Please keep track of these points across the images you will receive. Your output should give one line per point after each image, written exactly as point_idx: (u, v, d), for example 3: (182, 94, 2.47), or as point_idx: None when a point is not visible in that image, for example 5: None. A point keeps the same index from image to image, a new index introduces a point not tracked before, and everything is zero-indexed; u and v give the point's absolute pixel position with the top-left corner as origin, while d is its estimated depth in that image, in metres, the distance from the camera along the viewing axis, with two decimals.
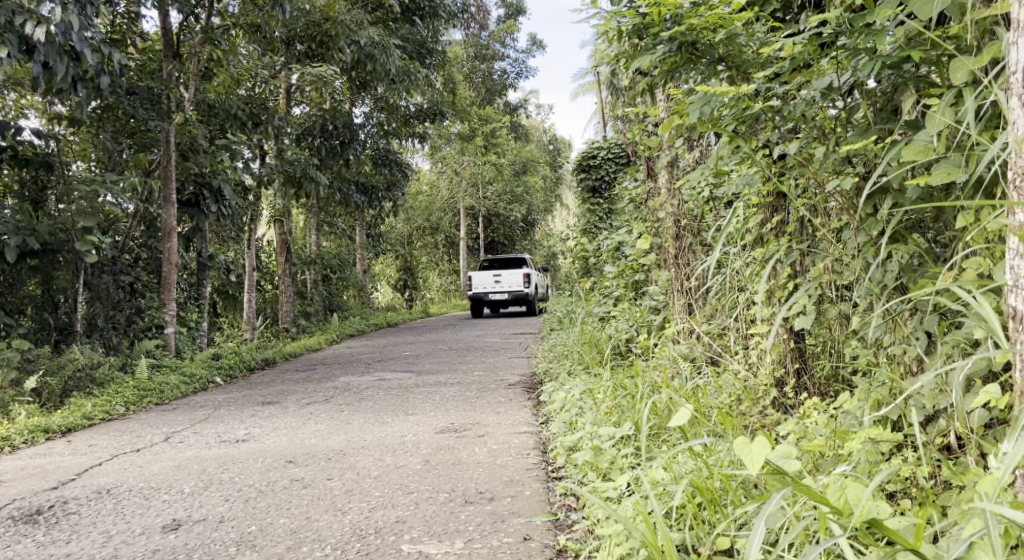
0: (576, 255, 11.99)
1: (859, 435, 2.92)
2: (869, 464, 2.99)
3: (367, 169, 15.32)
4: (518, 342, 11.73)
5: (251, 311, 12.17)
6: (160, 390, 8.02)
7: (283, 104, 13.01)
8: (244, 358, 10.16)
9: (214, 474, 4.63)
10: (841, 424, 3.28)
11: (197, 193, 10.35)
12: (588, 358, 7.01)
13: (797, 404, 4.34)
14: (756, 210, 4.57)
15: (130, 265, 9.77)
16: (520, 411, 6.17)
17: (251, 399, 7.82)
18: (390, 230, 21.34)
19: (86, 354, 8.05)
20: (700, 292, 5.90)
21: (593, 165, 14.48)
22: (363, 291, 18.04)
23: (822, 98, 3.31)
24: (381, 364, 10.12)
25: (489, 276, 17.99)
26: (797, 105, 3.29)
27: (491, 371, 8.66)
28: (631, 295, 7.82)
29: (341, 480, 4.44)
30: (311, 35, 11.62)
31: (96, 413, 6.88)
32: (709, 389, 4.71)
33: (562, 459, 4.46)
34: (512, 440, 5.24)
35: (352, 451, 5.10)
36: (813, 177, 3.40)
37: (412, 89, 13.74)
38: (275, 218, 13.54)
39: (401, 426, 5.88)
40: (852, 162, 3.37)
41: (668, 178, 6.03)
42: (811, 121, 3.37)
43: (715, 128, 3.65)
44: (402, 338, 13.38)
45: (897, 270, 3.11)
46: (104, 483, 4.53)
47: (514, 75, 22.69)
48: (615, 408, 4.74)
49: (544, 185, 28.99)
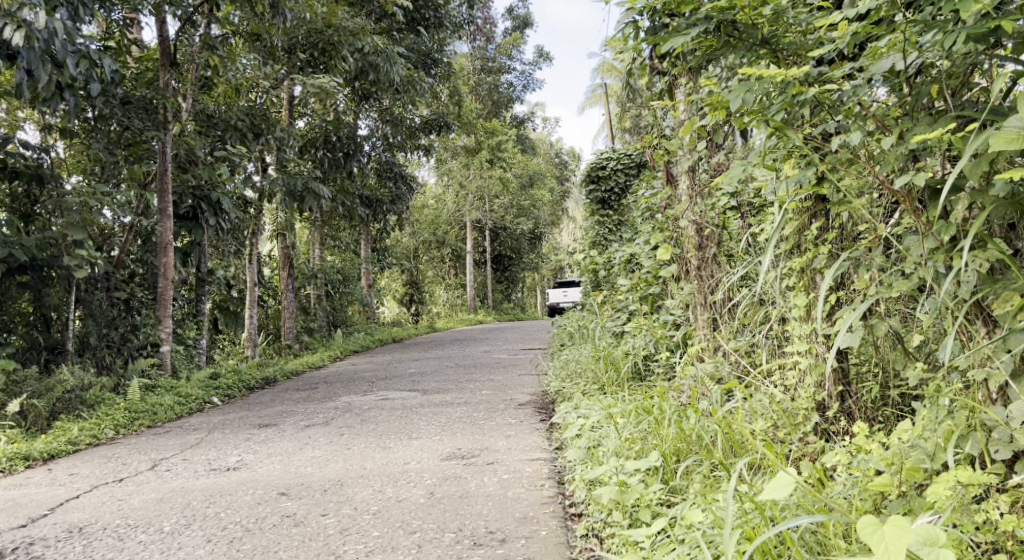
0: (586, 269, 11.61)
1: (948, 479, 2.71)
2: (955, 510, 2.79)
3: (371, 182, 14.96)
4: (527, 358, 11.32)
5: (252, 328, 11.80)
6: (152, 412, 7.62)
7: (286, 115, 12.68)
8: (243, 377, 9.76)
9: (200, 510, 4.24)
10: (907, 457, 3.02)
11: (194, 206, 9.95)
12: (604, 376, 6.60)
13: (841, 431, 3.97)
14: (794, 215, 4.20)
15: (124, 281, 9.32)
16: (532, 435, 5.77)
17: (249, 421, 7.41)
18: (396, 243, 21.01)
19: (76, 376, 7.66)
20: (725, 306, 5.51)
21: (603, 175, 13.91)
22: (368, 306, 17.67)
23: (883, 82, 3.02)
24: (385, 382, 9.71)
25: (558, 290, 21.01)
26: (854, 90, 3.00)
27: (499, 390, 8.25)
28: (649, 309, 7.42)
29: (337, 517, 4.06)
30: (312, 43, 11.12)
31: (83, 437, 6.48)
32: (744, 416, 4.31)
33: (581, 494, 4.07)
34: (524, 468, 4.83)
35: (350, 481, 4.69)
36: (871, 172, 3.04)
37: (418, 100, 13.40)
38: (277, 232, 13.19)
39: (404, 452, 5.48)
40: (915, 156, 3.07)
41: (690, 185, 5.65)
42: (869, 109, 3.08)
43: (757, 120, 3.35)
44: (408, 355, 12.99)
45: (975, 280, 2.87)
46: (78, 520, 4.14)
47: (521, 88, 22.34)
48: (640, 436, 4.33)
49: (552, 198, 28.66)
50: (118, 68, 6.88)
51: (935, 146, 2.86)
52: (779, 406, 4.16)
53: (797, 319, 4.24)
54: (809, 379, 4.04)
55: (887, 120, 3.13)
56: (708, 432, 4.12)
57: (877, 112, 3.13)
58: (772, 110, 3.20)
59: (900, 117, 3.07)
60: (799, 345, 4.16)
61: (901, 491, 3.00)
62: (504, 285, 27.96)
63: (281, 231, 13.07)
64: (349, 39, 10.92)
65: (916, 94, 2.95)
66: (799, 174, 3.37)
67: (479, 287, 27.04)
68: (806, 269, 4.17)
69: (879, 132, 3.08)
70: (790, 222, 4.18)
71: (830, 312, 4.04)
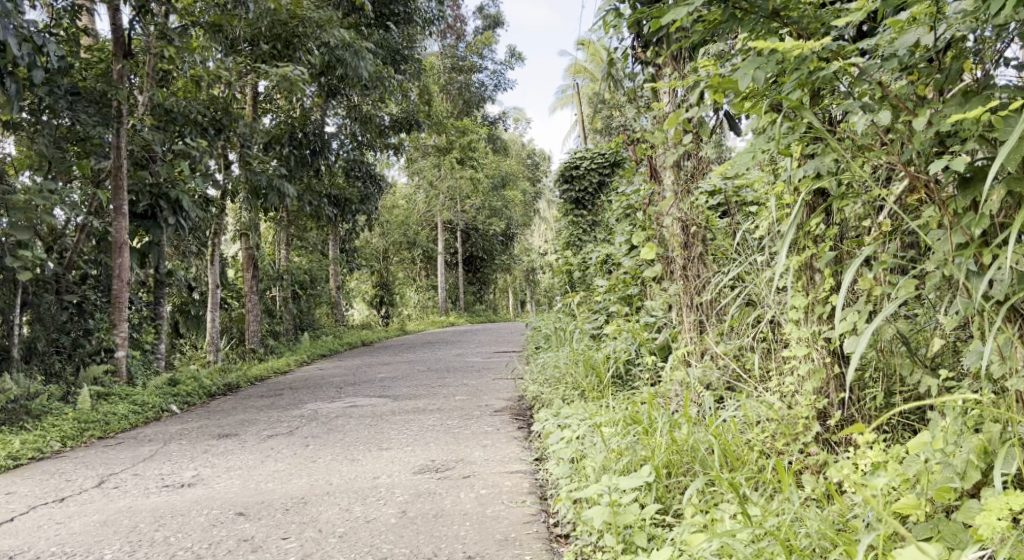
0: (561, 269, 11.29)
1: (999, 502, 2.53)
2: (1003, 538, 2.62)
3: (339, 181, 14.53)
4: (501, 361, 10.96)
5: (215, 331, 11.31)
6: (104, 422, 7.20)
7: (250, 110, 12.22)
8: (204, 383, 9.32)
9: (147, 534, 3.88)
10: (940, 479, 2.82)
11: (152, 205, 9.44)
12: (584, 382, 6.27)
13: (844, 442, 3.68)
14: (790, 210, 3.94)
15: (76, 283, 8.86)
16: (509, 444, 5.45)
17: (207, 431, 7.00)
18: (366, 245, 20.56)
19: (21, 384, 7.23)
20: (713, 308, 5.23)
21: (576, 175, 13.46)
22: (336, 308, 17.23)
23: (909, 57, 2.91)
24: (354, 387, 9.33)
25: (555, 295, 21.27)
26: (881, 65, 2.87)
27: (474, 395, 7.90)
28: (629, 310, 7.10)
29: (299, 540, 3.72)
30: (276, 34, 10.61)
31: (24, 452, 6.08)
32: (740, 428, 4.02)
33: (568, 513, 3.76)
34: (503, 482, 4.49)
35: (315, 499, 4.33)
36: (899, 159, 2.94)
37: (387, 96, 12.99)
38: (241, 232, 12.73)
39: (373, 465, 5.12)
40: (943, 142, 2.97)
41: (674, 181, 5.39)
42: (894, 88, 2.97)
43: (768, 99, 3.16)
44: (378, 358, 12.60)
45: (1011, 279, 2.75)
46: (8, 548, 3.83)
47: (492, 88, 21.94)
48: (630, 449, 4.03)
49: (524, 198, 28.29)
50: (61, 52, 6.42)
51: (972, 129, 2.77)
52: (777, 413, 3.87)
53: (793, 322, 3.96)
54: (809, 385, 3.75)
55: (910, 99, 3.02)
56: (703, 444, 3.83)
57: (899, 93, 3.01)
58: (785, 88, 3.03)
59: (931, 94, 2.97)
60: (798, 349, 3.86)
61: (927, 512, 2.82)
62: (475, 287, 27.63)
63: (245, 232, 12.62)
64: (316, 31, 10.42)
65: (947, 73, 2.88)
66: (802, 162, 3.18)
67: (450, 288, 26.64)
68: (806, 267, 3.89)
69: (903, 114, 2.98)
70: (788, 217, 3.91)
71: (831, 314, 3.76)
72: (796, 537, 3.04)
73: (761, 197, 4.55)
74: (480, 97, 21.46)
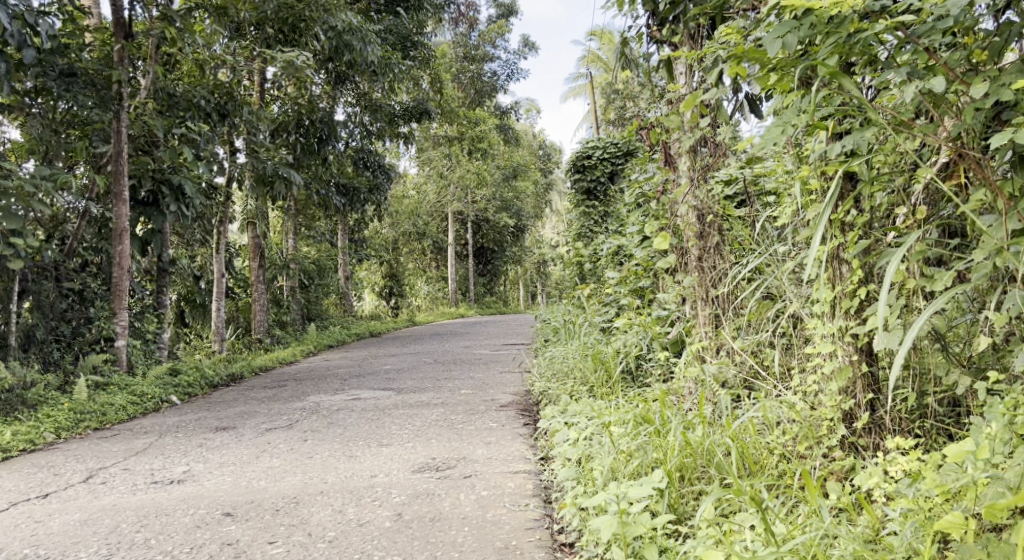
0: (572, 261, 11.01)
1: None
2: None
3: (348, 170, 14.29)
4: (510, 354, 10.72)
5: (220, 320, 11.11)
6: (101, 412, 7.02)
7: (257, 96, 12.00)
8: (206, 373, 9.10)
9: (127, 536, 3.71)
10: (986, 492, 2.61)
11: (155, 190, 9.27)
12: (593, 376, 6.02)
13: (871, 446, 3.44)
14: (816, 196, 3.69)
15: (77, 270, 8.67)
16: (515, 442, 5.22)
17: (205, 423, 6.78)
18: (375, 235, 20.32)
19: (17, 372, 7.05)
20: (730, 301, 5.00)
21: (589, 165, 13.14)
22: (345, 298, 17.03)
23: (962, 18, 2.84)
24: (359, 379, 9.12)
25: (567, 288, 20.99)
26: (932, 27, 2.81)
27: (480, 389, 7.66)
28: (641, 303, 6.84)
29: (286, 546, 3.55)
30: (282, 18, 10.25)
31: (15, 443, 5.89)
32: (760, 430, 3.76)
33: (574, 521, 3.53)
34: (506, 483, 4.27)
35: (308, 499, 4.12)
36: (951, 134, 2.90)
37: (396, 84, 12.76)
38: (248, 220, 12.53)
39: (371, 462, 4.90)
40: (1000, 113, 2.96)
41: (690, 167, 5.15)
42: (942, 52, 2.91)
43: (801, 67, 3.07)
44: (385, 350, 12.37)
45: None
46: None
47: (504, 77, 21.64)
48: (642, 450, 3.77)
49: (536, 189, 27.97)
50: (51, 30, 6.19)
51: None
52: (799, 414, 3.62)
53: (818, 317, 3.71)
54: (833, 385, 3.50)
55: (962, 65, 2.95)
56: (719, 446, 3.59)
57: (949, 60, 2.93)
58: (822, 54, 2.94)
59: (988, 61, 2.89)
60: (822, 346, 3.61)
61: (976, 533, 2.65)
62: (486, 278, 27.43)
63: (251, 220, 12.41)
64: (322, 15, 10.17)
65: (1004, 36, 2.83)
66: (829, 134, 3.08)
67: (460, 280, 26.41)
68: (833, 258, 3.62)
69: (955, 83, 2.91)
70: (813, 205, 3.65)
71: (858, 309, 3.51)
72: (823, 555, 2.83)
73: (785, 183, 4.29)
74: (492, 87, 21.16)
